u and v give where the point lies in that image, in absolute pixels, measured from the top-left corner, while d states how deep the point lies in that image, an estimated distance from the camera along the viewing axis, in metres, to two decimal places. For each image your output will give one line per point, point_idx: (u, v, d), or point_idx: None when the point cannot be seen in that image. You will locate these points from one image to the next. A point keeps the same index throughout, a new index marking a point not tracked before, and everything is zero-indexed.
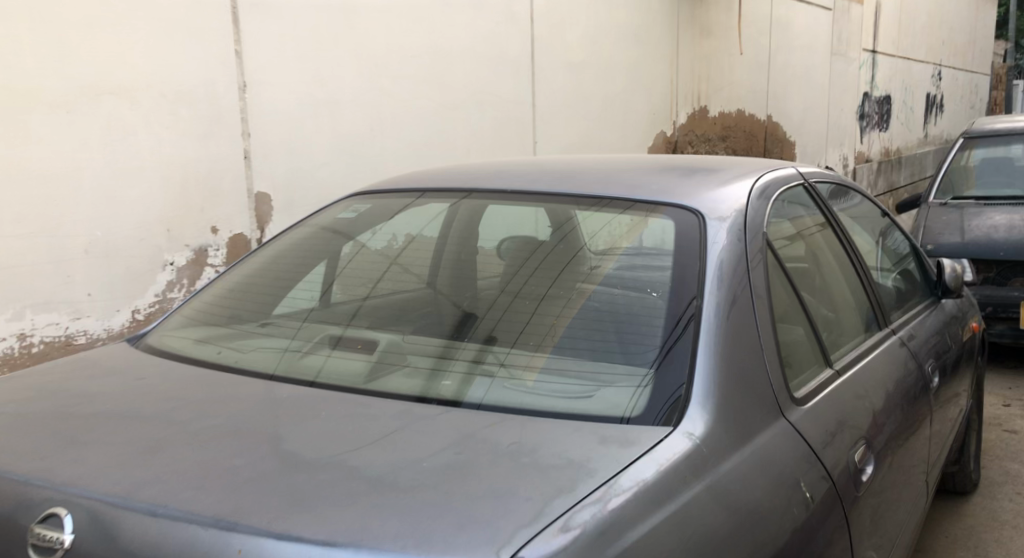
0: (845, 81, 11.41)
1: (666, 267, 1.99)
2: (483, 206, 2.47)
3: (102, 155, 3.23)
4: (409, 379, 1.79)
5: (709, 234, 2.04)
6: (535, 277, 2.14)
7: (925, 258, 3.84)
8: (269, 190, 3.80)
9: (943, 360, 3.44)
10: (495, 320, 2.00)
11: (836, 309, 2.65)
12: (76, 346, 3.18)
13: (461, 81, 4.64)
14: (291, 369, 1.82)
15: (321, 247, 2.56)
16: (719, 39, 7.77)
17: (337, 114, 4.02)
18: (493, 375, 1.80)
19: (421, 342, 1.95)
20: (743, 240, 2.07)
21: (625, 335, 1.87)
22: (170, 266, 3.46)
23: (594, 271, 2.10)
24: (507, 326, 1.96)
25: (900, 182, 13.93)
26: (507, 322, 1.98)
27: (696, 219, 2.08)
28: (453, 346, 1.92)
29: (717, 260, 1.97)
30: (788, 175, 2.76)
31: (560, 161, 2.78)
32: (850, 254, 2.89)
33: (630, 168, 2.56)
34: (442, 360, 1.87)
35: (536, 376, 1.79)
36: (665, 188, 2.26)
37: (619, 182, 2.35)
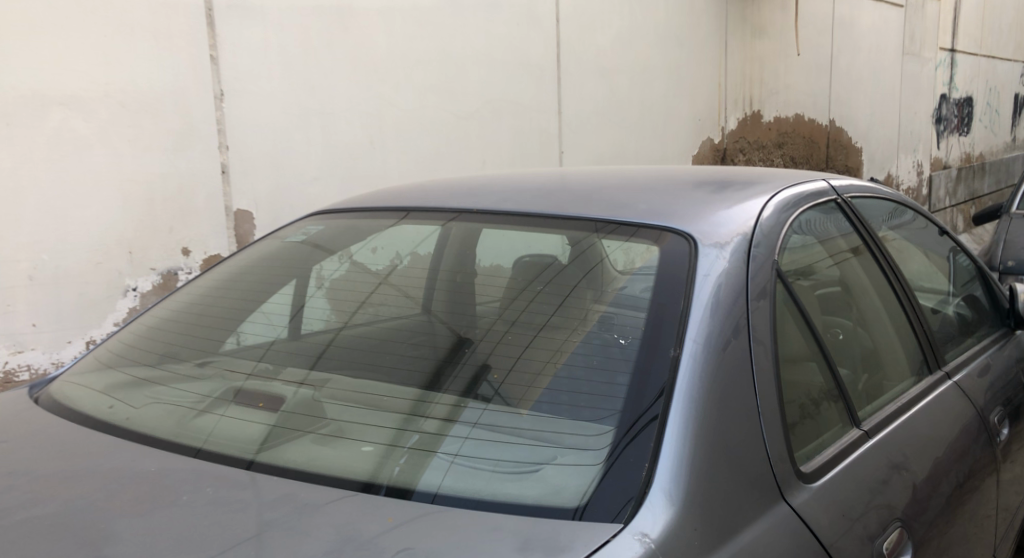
0: (919, 82, 10.77)
1: (642, 307, 1.67)
2: (477, 230, 2.11)
3: (49, 171, 3.01)
4: (363, 451, 1.48)
5: (700, 264, 1.72)
6: (538, 307, 1.79)
7: (994, 283, 3.37)
8: (251, 207, 3.54)
9: (1016, 402, 2.98)
10: (485, 358, 1.68)
11: (873, 349, 2.27)
12: (17, 383, 2.97)
13: (474, 89, 4.35)
14: (213, 437, 1.51)
15: (288, 265, 2.26)
16: (775, 40, 7.32)
17: (331, 125, 3.75)
18: (456, 452, 1.48)
19: (383, 399, 1.62)
20: (743, 273, 1.75)
21: (578, 396, 1.57)
22: (133, 292, 3.23)
23: (607, 289, 1.77)
24: (499, 360, 1.66)
25: (983, 190, 13.15)
26: (501, 353, 1.68)
27: (688, 246, 1.77)
28: (422, 403, 1.61)
29: (707, 297, 1.65)
30: (815, 189, 2.36)
31: (545, 174, 2.45)
32: (894, 278, 2.49)
33: (615, 183, 2.23)
34: (408, 420, 1.56)
35: (502, 455, 1.47)
36: (648, 213, 1.92)
37: (599, 204, 2.02)
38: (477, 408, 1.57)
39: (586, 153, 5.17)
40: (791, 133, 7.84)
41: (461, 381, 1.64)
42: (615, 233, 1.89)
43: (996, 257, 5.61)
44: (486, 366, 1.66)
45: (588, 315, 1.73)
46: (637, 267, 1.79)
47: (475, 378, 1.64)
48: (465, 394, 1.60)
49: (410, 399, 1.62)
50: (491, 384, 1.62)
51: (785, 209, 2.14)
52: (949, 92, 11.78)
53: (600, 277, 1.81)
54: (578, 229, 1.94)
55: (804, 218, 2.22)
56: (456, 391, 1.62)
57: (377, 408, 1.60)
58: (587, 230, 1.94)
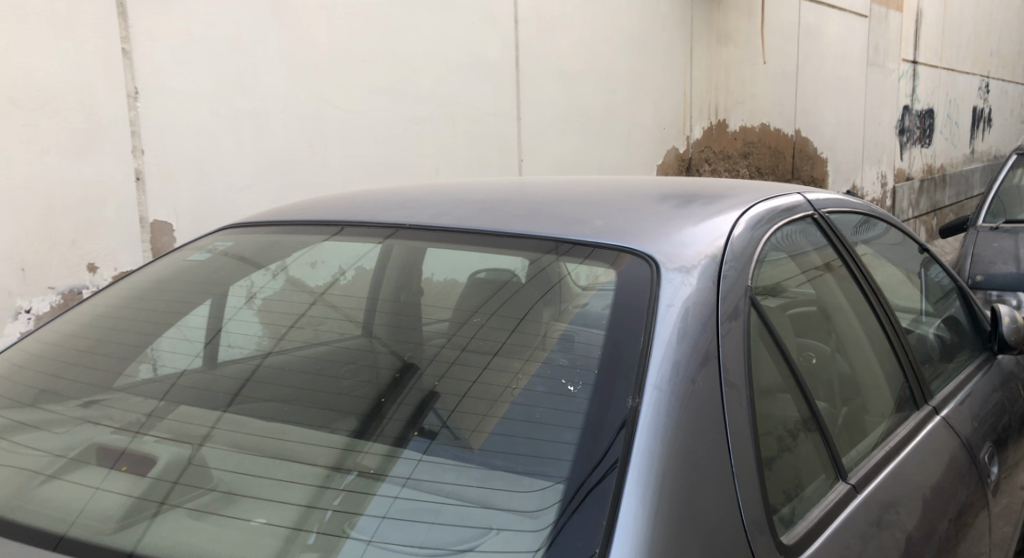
0: (883, 93, 10.71)
1: (597, 345, 1.45)
2: (417, 248, 1.83)
3: None
4: (256, 535, 1.32)
5: (662, 293, 1.50)
6: (489, 326, 1.59)
7: (973, 300, 3.17)
8: (170, 218, 3.20)
9: (1002, 434, 2.78)
10: (433, 385, 1.52)
11: (853, 381, 2.04)
12: None
13: (426, 91, 4.06)
14: (78, 522, 1.38)
15: (201, 283, 1.98)
16: (741, 47, 7.15)
17: (263, 128, 3.46)
18: (373, 533, 1.29)
19: (298, 453, 1.47)
20: (714, 302, 1.52)
21: (517, 461, 1.36)
22: (26, 314, 2.84)
23: (566, 308, 1.56)
24: (449, 386, 1.51)
25: (944, 202, 13.17)
26: (453, 379, 1.52)
27: (650, 270, 1.55)
28: (337, 471, 1.40)
29: (667, 337, 1.42)
30: (784, 203, 2.10)
31: (489, 184, 2.20)
32: (875, 298, 2.25)
33: (566, 195, 1.97)
34: (319, 493, 1.37)
35: (425, 537, 1.27)
36: (601, 233, 1.67)
37: (549, 220, 1.76)
38: (422, 444, 1.42)
39: (548, 162, 4.92)
40: (757, 143, 7.68)
41: (395, 425, 1.47)
42: (570, 254, 1.64)
43: (965, 271, 5.45)
44: (433, 395, 1.50)
45: (547, 334, 1.54)
46: (597, 295, 1.55)
47: (416, 414, 1.48)
48: (399, 442, 1.43)
49: (325, 467, 1.42)
50: (440, 414, 1.46)
51: (758, 225, 1.90)
52: (912, 103, 11.75)
53: (558, 296, 1.59)
54: (533, 251, 1.67)
55: (775, 235, 1.96)
56: (390, 440, 1.44)
57: (286, 479, 1.41)
58: (535, 251, 1.68)
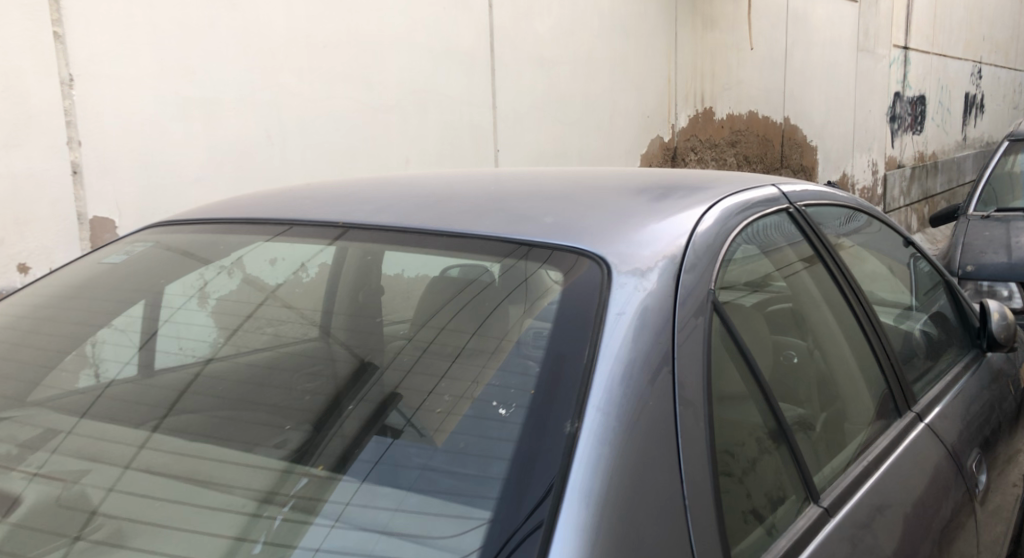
0: (874, 80, 10.56)
1: (533, 361, 1.31)
2: (378, 250, 1.65)
3: None
4: None
5: (612, 298, 1.35)
6: (458, 318, 1.48)
7: (961, 294, 3.02)
8: (112, 214, 3.01)
9: (990, 437, 2.64)
10: (394, 386, 1.41)
11: (829, 388, 1.89)
12: None
13: (394, 79, 3.90)
14: None
15: (139, 278, 1.88)
16: (726, 34, 7.01)
17: (216, 118, 3.28)
18: None
19: (221, 497, 1.33)
20: (669, 309, 1.37)
21: (431, 496, 1.22)
22: None
23: (528, 310, 1.40)
24: (413, 386, 1.39)
25: (936, 189, 13.07)
26: (416, 378, 1.40)
27: (601, 273, 1.40)
28: (258, 519, 1.27)
29: (615, 349, 1.27)
30: (758, 195, 1.95)
31: (439, 176, 2.04)
32: (858, 297, 2.10)
33: (516, 189, 1.82)
34: (235, 545, 1.24)
35: None
36: (548, 232, 1.52)
37: (496, 216, 1.61)
38: (381, 442, 1.33)
39: (526, 152, 4.77)
40: (744, 131, 7.54)
41: (340, 443, 1.37)
42: (520, 254, 1.48)
43: (954, 261, 5.32)
44: (397, 395, 1.39)
45: (510, 335, 1.38)
46: (538, 310, 1.38)
47: (375, 415, 1.38)
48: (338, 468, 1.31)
49: (252, 507, 1.30)
50: (403, 412, 1.36)
51: (727, 219, 1.74)
52: (903, 89, 11.61)
53: (512, 305, 1.43)
54: (485, 256, 1.52)
55: (747, 229, 1.81)
56: (336, 454, 1.35)
57: (202, 530, 1.28)
58: (482, 253, 1.53)
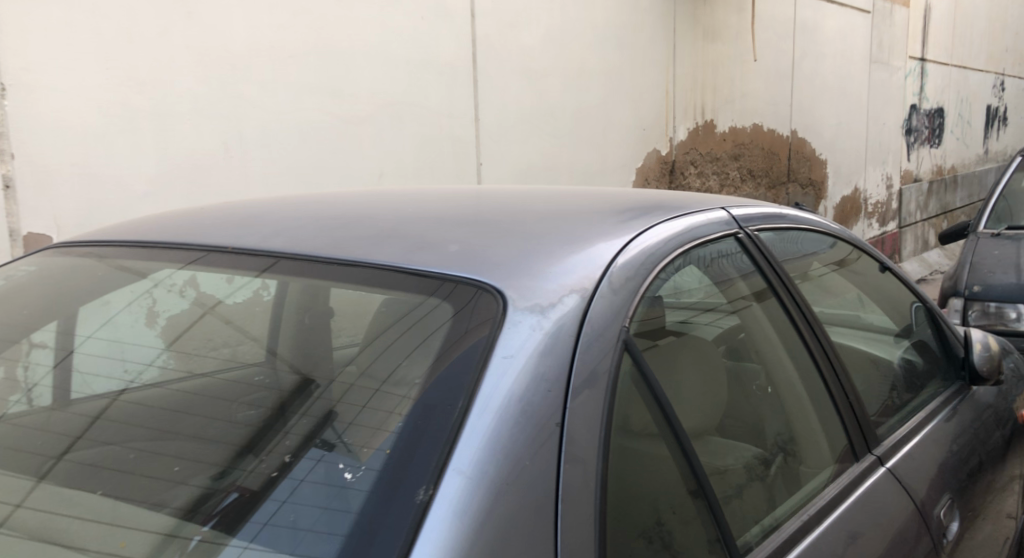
0: (888, 92, 10.35)
1: (395, 410, 1.26)
2: (323, 287, 1.52)
3: None
4: None
5: (504, 338, 1.26)
6: (397, 345, 1.36)
7: (944, 324, 2.88)
8: (49, 229, 2.91)
9: (972, 476, 2.48)
10: (331, 404, 1.34)
11: (774, 426, 1.87)
12: None
13: (367, 90, 3.83)
14: None
15: (65, 296, 1.80)
16: (729, 44, 6.89)
17: (168, 130, 3.18)
18: None
19: None
20: (569, 354, 1.27)
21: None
22: None
23: (431, 321, 1.35)
24: (349, 404, 1.32)
25: (955, 204, 12.82)
26: (353, 396, 1.33)
27: (498, 307, 1.30)
28: None
29: (497, 403, 1.18)
30: (697, 221, 1.87)
31: (362, 200, 1.94)
32: (814, 329, 2.03)
33: (430, 216, 1.71)
34: None
35: None
36: (445, 262, 1.42)
37: (396, 242, 1.52)
38: (315, 453, 1.27)
39: (511, 164, 4.71)
40: (749, 144, 7.39)
41: (279, 455, 1.30)
42: (421, 286, 1.40)
43: (961, 281, 5.12)
44: (332, 413, 1.33)
45: (441, 357, 1.29)
46: (462, 318, 1.32)
47: (314, 431, 1.31)
48: (263, 489, 1.25)
49: None
50: (337, 427, 1.29)
51: (659, 248, 1.65)
52: (920, 102, 11.39)
53: (434, 341, 1.32)
54: (406, 293, 1.40)
55: (679, 260, 1.72)
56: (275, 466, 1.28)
57: None
58: (400, 289, 1.41)
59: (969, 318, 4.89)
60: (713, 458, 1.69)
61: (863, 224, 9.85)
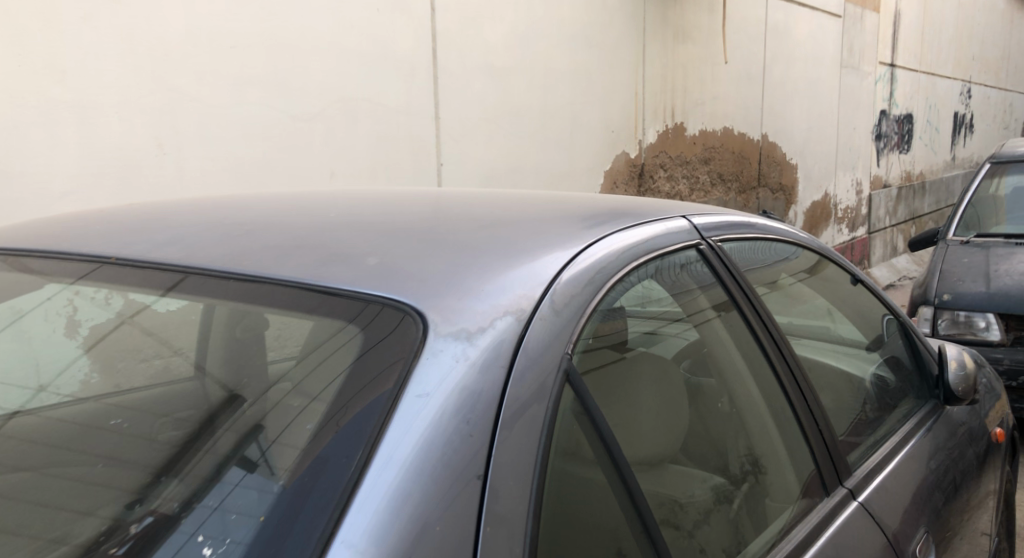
0: (859, 97, 10.31)
1: (296, 453, 1.14)
2: (247, 311, 1.33)
3: None
4: None
5: (420, 371, 1.14)
6: (330, 363, 1.22)
7: (918, 340, 2.75)
8: None
9: (946, 502, 2.34)
10: (260, 415, 1.22)
11: (737, 450, 1.72)
12: None
13: (318, 84, 3.64)
14: None
15: None
16: (699, 46, 6.77)
17: (96, 122, 2.96)
18: None
19: None
20: (496, 399, 1.14)
21: None
22: None
23: (342, 348, 1.22)
24: (275, 419, 1.20)
25: (923, 210, 12.85)
26: (280, 410, 1.21)
27: (418, 333, 1.18)
28: None
29: (401, 462, 1.06)
30: (657, 231, 1.71)
31: (286, 206, 1.77)
32: (783, 351, 1.89)
33: (354, 223, 1.55)
34: None
35: None
36: (358, 278, 1.28)
37: (310, 254, 1.38)
38: (236, 474, 1.16)
39: (474, 165, 4.54)
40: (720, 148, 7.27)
41: (200, 471, 1.19)
42: (337, 312, 1.25)
43: (931, 289, 5.01)
44: (259, 425, 1.21)
45: (363, 386, 1.16)
46: (385, 351, 1.18)
47: (239, 444, 1.20)
48: (176, 516, 1.15)
49: None
50: (261, 443, 1.19)
51: (613, 260, 1.51)
52: (890, 107, 11.37)
53: (357, 357, 1.20)
54: (326, 317, 1.25)
55: (635, 273, 1.57)
56: (189, 487, 1.18)
57: None
58: (319, 312, 1.26)
59: (938, 328, 4.78)
60: (674, 490, 1.56)
61: (833, 229, 9.79)
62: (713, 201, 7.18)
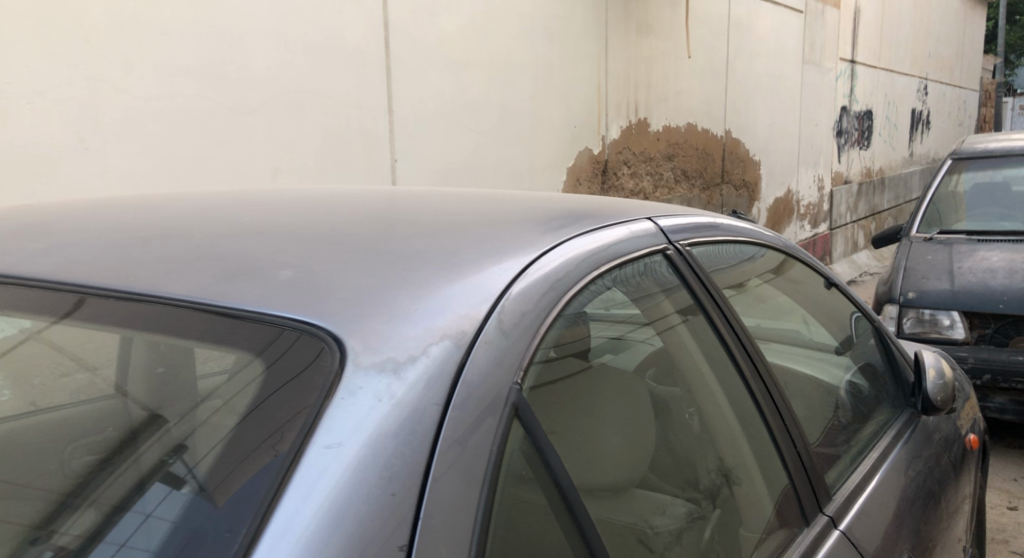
0: (821, 93, 10.27)
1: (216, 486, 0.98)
2: (155, 345, 1.13)
3: None
4: None
5: (339, 409, 0.97)
6: (247, 395, 1.04)
7: (892, 346, 2.62)
8: None
9: (928, 519, 2.19)
10: (186, 433, 1.06)
11: (707, 464, 1.57)
12: None
13: (259, 75, 3.44)
14: None
15: None
16: (662, 39, 6.64)
17: (10, 114, 2.73)
18: None
19: None
20: (429, 446, 0.97)
21: None
22: None
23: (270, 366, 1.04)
24: (200, 441, 1.04)
25: (883, 206, 12.90)
26: (204, 432, 1.05)
27: (335, 360, 1.01)
28: None
29: (315, 515, 0.90)
30: (619, 235, 1.54)
31: (203, 208, 1.58)
32: (757, 364, 1.72)
33: (270, 226, 1.37)
34: None
35: None
36: (264, 297, 1.10)
37: (210, 265, 1.20)
38: (157, 496, 1.01)
39: (429, 161, 4.35)
40: (683, 143, 7.15)
41: (113, 494, 1.04)
42: (248, 342, 1.07)
43: (896, 287, 4.89)
44: (185, 442, 1.05)
45: (295, 413, 0.98)
46: (311, 382, 1.00)
47: (159, 466, 1.04)
48: (79, 551, 1.00)
49: None
50: (187, 461, 1.03)
51: (569, 269, 1.33)
52: (851, 104, 11.36)
53: (286, 377, 1.02)
54: (240, 340, 1.07)
55: (595, 283, 1.40)
56: (96, 516, 1.02)
57: None
58: (223, 338, 1.08)
59: (904, 327, 4.67)
60: (639, 519, 1.40)
61: (795, 226, 9.74)
62: (677, 198, 7.06)
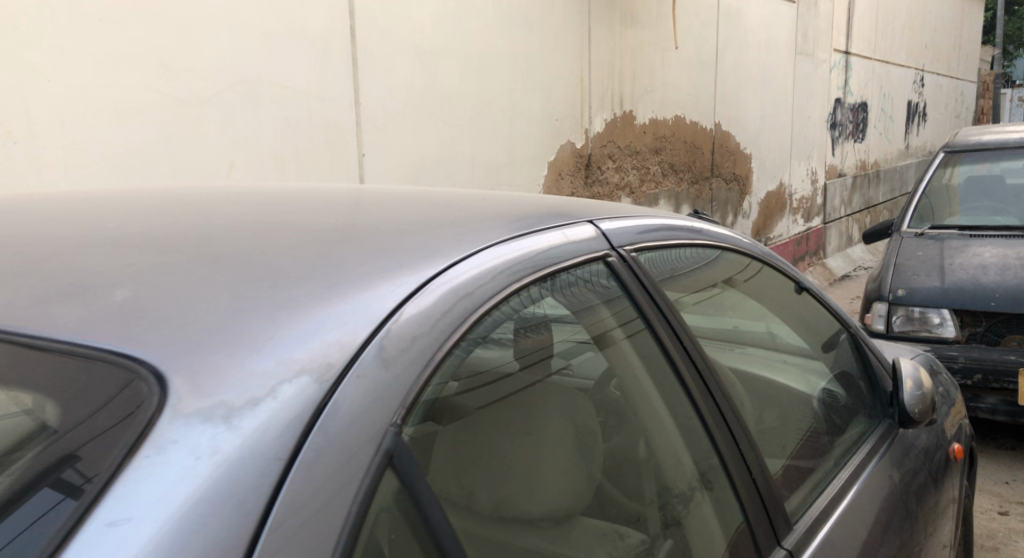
0: (814, 84, 10.10)
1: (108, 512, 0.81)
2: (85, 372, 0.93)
3: None
4: None
5: (150, 465, 0.83)
6: (102, 437, 0.87)
7: (868, 353, 2.46)
8: None
9: (904, 542, 2.03)
10: (87, 439, 0.88)
11: (657, 495, 1.43)
12: None
13: (210, 66, 3.29)
14: None
15: None
16: (648, 29, 6.47)
17: None
18: None
19: None
20: (259, 515, 0.83)
21: None
22: None
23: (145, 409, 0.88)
24: (98, 454, 0.86)
25: (878, 200, 12.75)
26: (105, 444, 0.87)
27: (156, 402, 0.88)
28: None
29: None
30: (551, 242, 1.38)
31: (97, 210, 1.43)
32: (708, 384, 1.55)
33: (151, 232, 1.23)
34: None
35: None
36: (84, 324, 0.96)
37: (46, 281, 1.06)
38: (48, 505, 0.84)
39: (400, 155, 4.18)
40: (671, 136, 6.99)
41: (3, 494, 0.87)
42: (60, 393, 0.92)
43: (885, 284, 4.73)
44: (83, 450, 0.87)
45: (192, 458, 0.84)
46: (124, 430, 0.87)
47: (54, 473, 0.87)
48: None
49: None
50: (82, 472, 0.85)
51: (484, 282, 1.17)
52: (845, 96, 11.19)
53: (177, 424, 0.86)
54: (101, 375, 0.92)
55: (514, 298, 1.23)
56: None
57: None
58: (26, 378, 0.95)
59: (893, 325, 4.53)
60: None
61: (787, 220, 9.58)
62: (664, 193, 6.91)
